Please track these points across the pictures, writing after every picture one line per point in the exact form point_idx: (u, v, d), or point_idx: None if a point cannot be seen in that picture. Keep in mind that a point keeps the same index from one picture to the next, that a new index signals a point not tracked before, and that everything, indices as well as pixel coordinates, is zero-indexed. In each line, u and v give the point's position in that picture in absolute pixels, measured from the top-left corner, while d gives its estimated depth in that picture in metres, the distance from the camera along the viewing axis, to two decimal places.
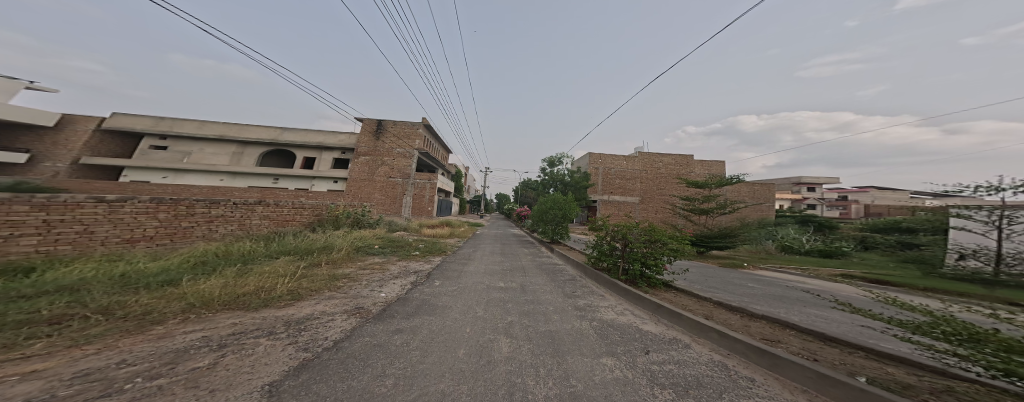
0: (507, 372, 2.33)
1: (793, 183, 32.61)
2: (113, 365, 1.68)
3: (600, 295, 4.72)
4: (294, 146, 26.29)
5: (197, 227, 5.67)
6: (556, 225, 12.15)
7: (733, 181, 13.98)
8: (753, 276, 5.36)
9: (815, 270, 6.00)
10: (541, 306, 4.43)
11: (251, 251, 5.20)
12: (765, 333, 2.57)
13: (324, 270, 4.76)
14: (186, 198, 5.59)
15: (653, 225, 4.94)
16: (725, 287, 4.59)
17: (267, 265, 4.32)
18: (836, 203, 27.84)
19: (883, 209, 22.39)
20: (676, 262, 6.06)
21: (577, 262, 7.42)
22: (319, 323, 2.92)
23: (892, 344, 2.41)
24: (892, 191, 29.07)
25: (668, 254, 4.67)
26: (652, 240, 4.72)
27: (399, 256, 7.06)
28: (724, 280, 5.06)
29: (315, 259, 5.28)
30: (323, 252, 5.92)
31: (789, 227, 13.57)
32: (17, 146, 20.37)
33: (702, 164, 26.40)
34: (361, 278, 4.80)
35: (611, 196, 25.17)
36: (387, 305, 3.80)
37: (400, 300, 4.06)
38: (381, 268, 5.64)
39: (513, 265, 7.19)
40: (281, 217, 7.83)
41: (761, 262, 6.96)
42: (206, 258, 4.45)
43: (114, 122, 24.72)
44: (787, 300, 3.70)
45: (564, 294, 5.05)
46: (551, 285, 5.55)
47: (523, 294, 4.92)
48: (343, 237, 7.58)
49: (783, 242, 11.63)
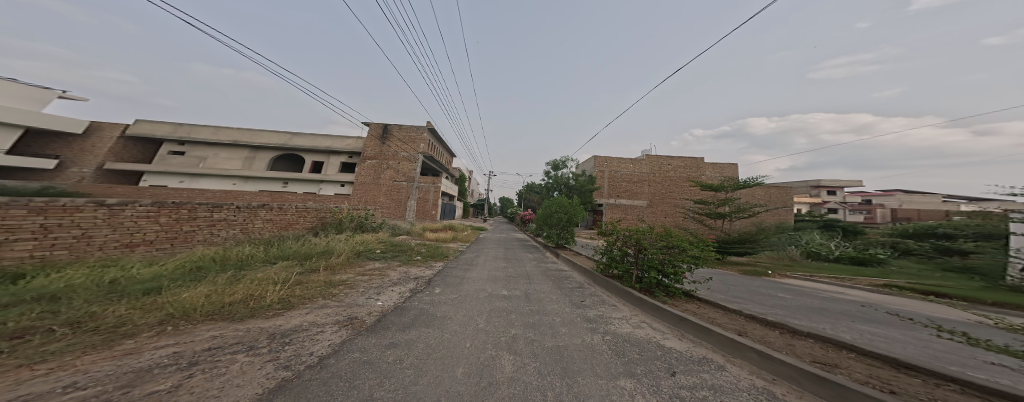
0: (509, 396, 2.03)
1: (811, 187, 31.22)
2: (58, 390, 1.46)
3: (612, 305, 4.37)
4: (304, 151, 26.84)
5: (198, 231, 5.60)
6: (561, 229, 11.80)
7: (749, 183, 13.29)
8: (780, 285, 4.91)
9: (853, 280, 5.41)
10: (548, 317, 4.10)
11: (249, 256, 5.06)
12: (815, 355, 2.21)
13: (323, 277, 4.58)
14: (188, 201, 5.54)
15: (669, 230, 4.57)
16: (751, 297, 4.16)
17: (261, 271, 4.13)
18: (858, 208, 26.32)
19: (911, 214, 21.03)
20: (696, 271, 5.61)
21: (585, 269, 7.03)
22: (306, 337, 2.68)
23: (983, 374, 2.00)
24: (920, 195, 27.37)
25: (688, 263, 4.21)
26: (669, 246, 4.31)
27: (399, 261, 6.83)
28: (748, 290, 4.63)
29: (314, 265, 5.08)
30: (322, 257, 5.74)
31: (813, 232, 12.75)
32: (46, 152, 21.50)
33: (713, 166, 25.58)
34: (359, 285, 4.58)
35: (618, 199, 24.54)
36: (383, 315, 3.57)
37: (398, 309, 3.82)
38: (381, 274, 5.42)
39: (517, 272, 6.85)
40: (284, 221, 7.78)
41: (787, 270, 6.39)
42: (203, 263, 4.30)
43: (135, 128, 25.72)
44: (828, 313, 3.29)
45: (572, 303, 4.72)
46: (557, 294, 5.22)
47: (528, 304, 4.60)
48: (344, 241, 7.45)
49: (808, 248, 10.84)
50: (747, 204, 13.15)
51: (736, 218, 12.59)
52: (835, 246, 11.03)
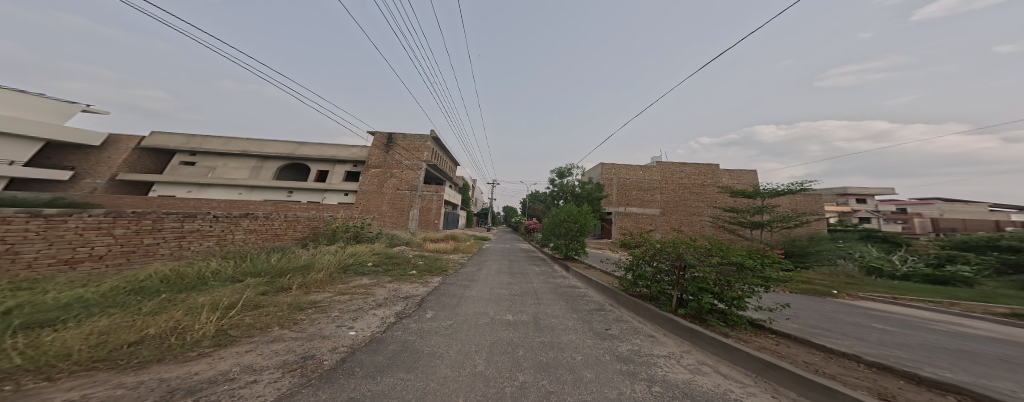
0: None
1: (837, 195, 29.40)
2: None
3: (650, 337, 3.44)
4: (310, 160, 26.89)
5: (163, 244, 4.99)
6: (569, 239, 10.82)
7: (786, 190, 12.19)
8: (864, 310, 3.84)
9: (970, 307, 4.18)
10: (565, 354, 3.15)
11: (212, 272, 4.27)
12: None
13: (291, 297, 3.79)
14: (153, 211, 4.98)
15: (717, 243, 3.73)
16: (838, 327, 3.15)
17: (216, 291, 3.39)
18: (895, 217, 24.31)
19: (956, 223, 19.22)
20: (763, 295, 4.44)
21: (602, 285, 6.08)
22: (224, 395, 1.83)
23: None
24: (963, 204, 25.13)
25: (756, 286, 3.14)
26: (724, 262, 3.32)
27: (392, 277, 5.95)
28: (825, 316, 3.58)
29: (285, 283, 4.28)
30: (299, 273, 4.90)
31: (864, 245, 11.32)
32: (65, 164, 22.10)
33: (729, 173, 24.35)
34: (333, 308, 3.73)
35: (627, 208, 23.40)
36: (352, 352, 2.71)
37: (373, 343, 2.93)
38: (365, 294, 4.56)
39: (523, 289, 5.91)
40: (271, 232, 7.15)
41: (855, 290, 5.26)
42: (149, 282, 3.56)
43: (151, 140, 26.36)
44: (983, 358, 2.24)
45: (594, 333, 3.75)
46: (574, 319, 4.28)
47: (539, 333, 3.66)
48: (333, 254, 6.69)
49: (867, 262, 9.47)
50: (798, 215, 11.83)
51: (777, 227, 11.82)
52: (898, 261, 9.63)
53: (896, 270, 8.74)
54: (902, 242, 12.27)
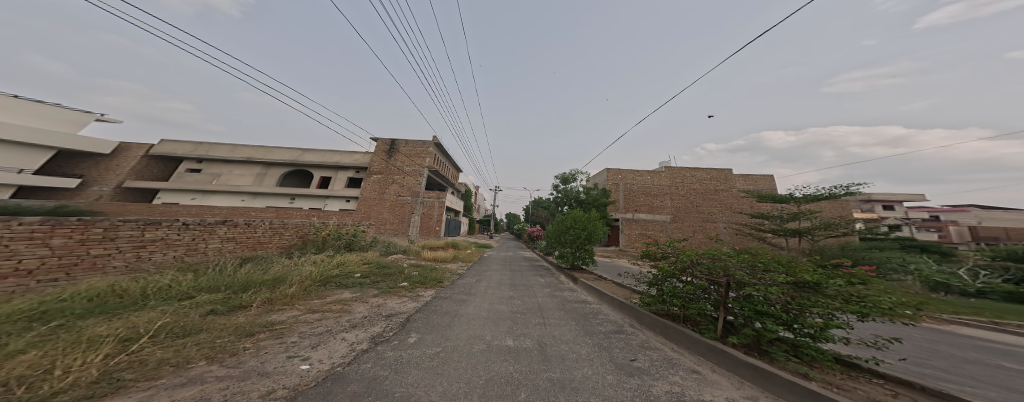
0: None
1: (859, 201, 27.95)
2: None
3: (694, 375, 2.60)
4: (313, 167, 26.81)
5: (116, 255, 4.49)
6: (575, 247, 9.99)
7: (824, 194, 11.18)
8: (977, 344, 2.95)
9: None
10: (580, 399, 2.34)
11: (159, 287, 3.60)
12: None
13: (244, 318, 3.08)
14: (105, 219, 4.45)
15: (770, 254, 2.98)
16: (972, 372, 2.26)
17: (142, 313, 2.68)
18: (927, 225, 22.79)
19: (999, 231, 17.85)
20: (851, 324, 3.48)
21: (617, 302, 5.25)
22: None
23: None
24: (1001, 211, 23.54)
25: (847, 313, 2.21)
26: (789, 280, 2.50)
27: (378, 290, 5.25)
28: (939, 353, 2.66)
29: (244, 300, 3.60)
30: (267, 287, 4.23)
31: (915, 257, 10.18)
32: (74, 172, 22.39)
33: (743, 179, 23.32)
34: (293, 332, 3.01)
35: (636, 215, 22.41)
36: (292, 398, 1.95)
37: (328, 384, 2.18)
38: (340, 312, 3.85)
39: (527, 305, 5.12)
40: (251, 240, 6.63)
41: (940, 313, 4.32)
42: (68, 301, 2.87)
43: (159, 148, 26.79)
44: None
45: (616, 367, 2.94)
46: (587, 345, 3.46)
47: (546, 367, 2.88)
48: (315, 263, 6.05)
49: (928, 276, 8.37)
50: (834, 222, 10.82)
51: (818, 236, 11.25)
52: (964, 275, 8.49)
53: (968, 285, 7.73)
54: (953, 253, 11.14)
